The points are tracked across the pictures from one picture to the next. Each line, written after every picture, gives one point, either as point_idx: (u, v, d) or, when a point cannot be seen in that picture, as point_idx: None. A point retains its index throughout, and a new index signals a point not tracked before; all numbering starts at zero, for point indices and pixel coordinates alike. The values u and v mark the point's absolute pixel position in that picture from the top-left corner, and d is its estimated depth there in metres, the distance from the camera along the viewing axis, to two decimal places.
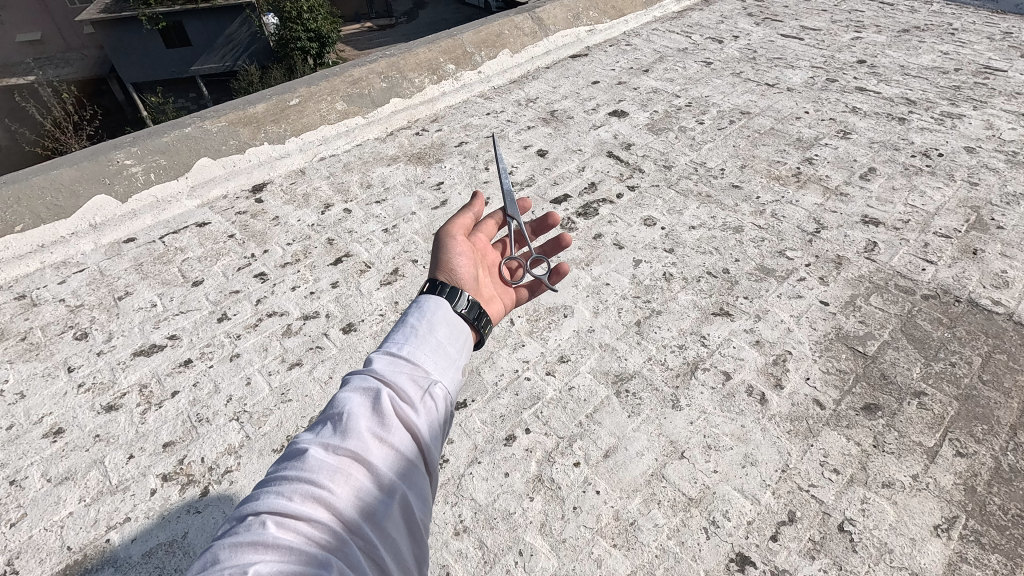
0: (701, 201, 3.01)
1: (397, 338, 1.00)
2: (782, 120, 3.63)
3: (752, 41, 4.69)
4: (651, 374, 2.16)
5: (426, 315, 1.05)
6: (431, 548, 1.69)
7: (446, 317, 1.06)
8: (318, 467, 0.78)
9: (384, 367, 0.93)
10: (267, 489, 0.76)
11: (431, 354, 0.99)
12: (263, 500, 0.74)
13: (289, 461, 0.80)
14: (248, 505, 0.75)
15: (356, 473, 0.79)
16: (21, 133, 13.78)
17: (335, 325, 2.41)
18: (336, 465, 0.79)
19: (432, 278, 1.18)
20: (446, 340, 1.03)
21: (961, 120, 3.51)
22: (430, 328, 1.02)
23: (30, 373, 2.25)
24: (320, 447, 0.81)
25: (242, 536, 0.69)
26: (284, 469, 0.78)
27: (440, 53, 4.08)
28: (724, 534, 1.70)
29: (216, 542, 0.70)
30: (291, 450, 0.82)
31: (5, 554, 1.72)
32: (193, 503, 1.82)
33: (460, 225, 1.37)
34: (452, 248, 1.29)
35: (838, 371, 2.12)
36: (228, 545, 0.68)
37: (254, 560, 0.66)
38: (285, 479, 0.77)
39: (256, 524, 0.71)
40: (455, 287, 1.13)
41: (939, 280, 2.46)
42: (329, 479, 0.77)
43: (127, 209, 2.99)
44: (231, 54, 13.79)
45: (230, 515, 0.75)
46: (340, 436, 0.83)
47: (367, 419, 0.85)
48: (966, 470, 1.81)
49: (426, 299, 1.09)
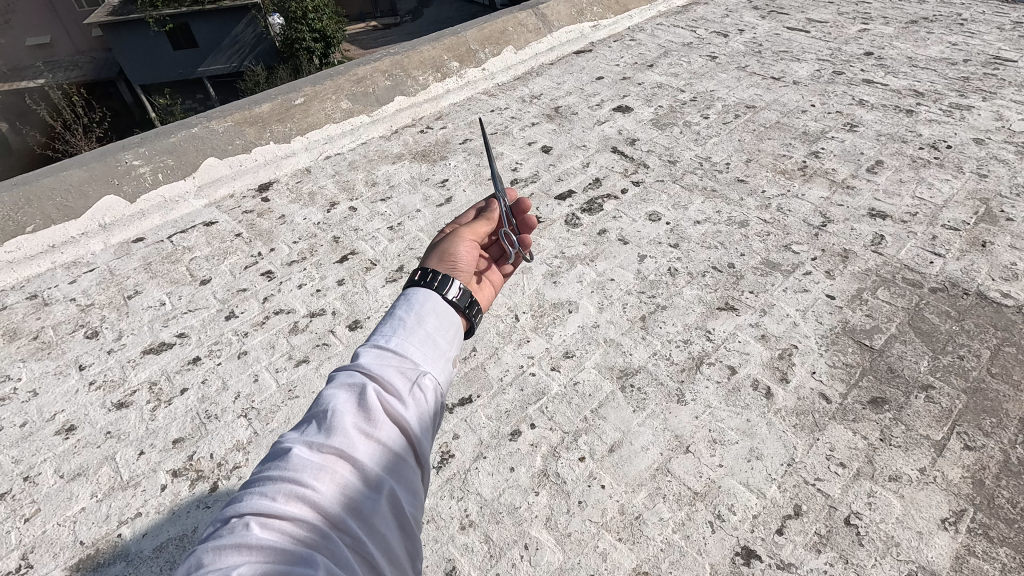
0: (706, 195, 3.00)
1: (385, 330, 1.00)
2: (788, 113, 3.61)
3: (757, 34, 4.66)
4: (656, 369, 2.16)
5: (415, 306, 1.04)
6: (438, 543, 1.71)
7: (436, 307, 1.05)
8: (302, 466, 0.79)
9: (372, 361, 0.94)
10: (250, 489, 0.77)
11: (420, 345, 0.99)
12: (246, 500, 0.75)
13: (274, 461, 0.81)
14: (233, 506, 0.75)
15: (341, 469, 0.80)
16: (31, 135, 13.92)
17: (341, 322, 2.43)
18: (320, 463, 0.80)
19: (426, 266, 1.16)
20: (436, 331, 1.02)
21: (969, 112, 3.47)
22: (419, 319, 1.02)
23: (42, 371, 2.29)
24: (303, 446, 0.82)
25: (225, 539, 0.70)
26: (268, 468, 0.79)
27: (445, 51, 4.08)
28: (729, 528, 1.70)
29: (200, 546, 0.71)
30: (276, 449, 0.84)
31: (20, 549, 1.75)
32: (202, 499, 1.84)
33: (470, 231, 1.30)
34: (455, 251, 1.22)
35: (845, 365, 2.11)
36: (211, 549, 0.69)
37: (238, 562, 0.67)
38: (270, 480, 0.77)
39: (239, 525, 0.72)
40: (446, 275, 1.11)
41: (948, 273, 2.44)
42: (314, 478, 0.78)
43: (135, 210, 3.03)
44: (238, 55, 13.95)
45: (215, 518, 0.75)
46: (324, 434, 0.84)
47: (350, 416, 0.86)
48: (975, 464, 1.80)
49: (414, 289, 1.08)
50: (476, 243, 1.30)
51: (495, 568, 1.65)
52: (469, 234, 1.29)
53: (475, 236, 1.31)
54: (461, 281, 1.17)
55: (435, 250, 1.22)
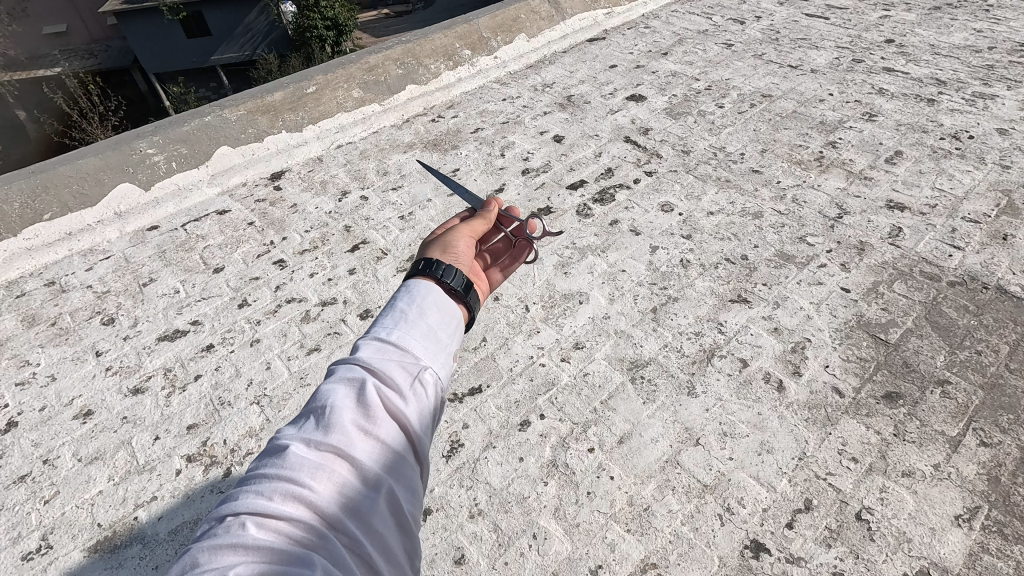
0: (720, 185, 2.96)
1: (386, 322, 1.00)
2: (805, 103, 3.54)
3: (774, 21, 4.57)
4: (666, 361, 2.15)
5: (417, 299, 1.04)
6: (445, 531, 1.72)
7: (437, 299, 1.05)
8: (298, 465, 0.78)
9: (371, 356, 0.94)
10: (246, 487, 0.77)
11: (421, 339, 0.98)
12: (242, 499, 0.75)
13: (271, 458, 0.81)
14: (229, 504, 0.75)
15: (338, 469, 0.80)
16: (47, 123, 14.06)
17: (352, 311, 2.45)
18: (318, 461, 0.80)
19: (427, 257, 1.16)
20: (437, 324, 1.02)
21: (993, 101, 3.39)
22: (420, 312, 1.02)
23: (60, 357, 2.33)
24: (301, 444, 0.82)
25: (221, 538, 0.70)
26: (264, 466, 0.79)
27: (456, 39, 4.05)
28: (738, 521, 1.69)
29: (194, 544, 0.71)
30: (272, 446, 0.83)
31: (40, 530, 1.79)
32: (216, 484, 1.87)
33: (469, 227, 1.30)
34: (455, 244, 1.23)
35: (859, 359, 2.08)
36: (206, 548, 0.69)
37: (235, 562, 0.67)
38: (266, 479, 0.77)
39: (235, 525, 0.72)
40: (449, 264, 1.11)
41: (967, 266, 2.39)
42: (311, 477, 0.78)
43: (149, 198, 3.05)
44: (251, 44, 14.02)
45: (210, 516, 0.75)
46: (322, 431, 0.84)
47: (348, 413, 0.86)
48: (990, 461, 1.77)
49: (415, 280, 1.08)
50: (473, 240, 1.30)
51: (503, 557, 1.66)
52: (467, 229, 1.30)
53: (472, 233, 1.30)
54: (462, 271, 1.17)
55: (436, 242, 1.23)
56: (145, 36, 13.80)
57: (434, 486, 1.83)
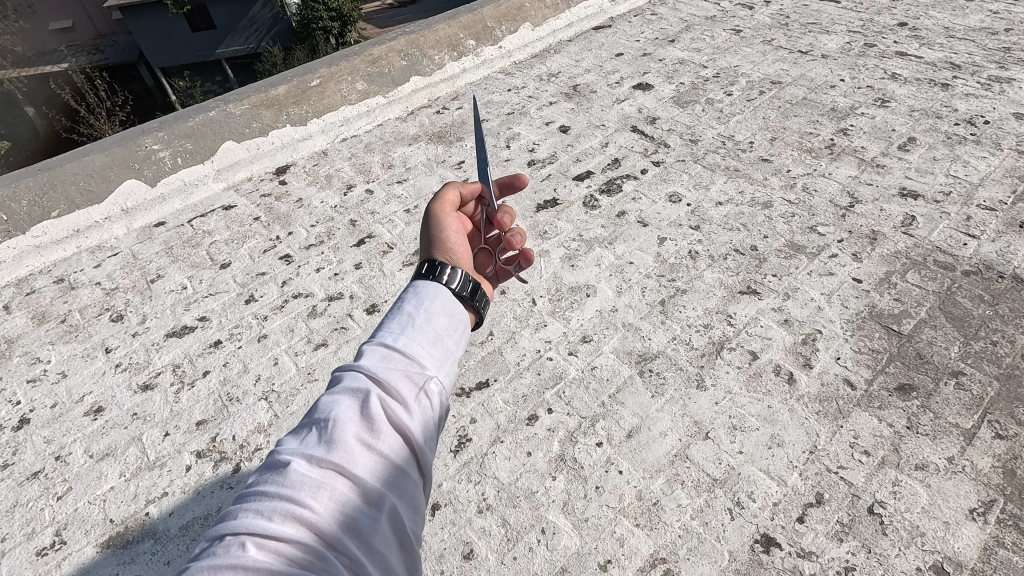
0: (728, 175, 2.92)
1: (392, 327, 0.99)
2: (815, 89, 3.47)
3: (785, 5, 4.49)
4: (675, 354, 2.13)
5: (424, 304, 1.03)
6: (454, 527, 1.72)
7: (444, 304, 1.04)
8: (300, 484, 0.77)
9: (376, 364, 0.93)
10: (246, 505, 0.75)
11: (426, 347, 0.97)
12: (241, 518, 0.74)
13: (271, 474, 0.80)
14: (229, 521, 0.74)
15: (339, 486, 0.79)
16: (54, 117, 14.11)
17: (358, 306, 2.44)
18: (319, 479, 0.78)
19: (430, 258, 1.15)
20: (444, 330, 1.01)
21: (1010, 85, 3.31)
22: (426, 318, 1.00)
23: (71, 354, 2.34)
24: (301, 460, 0.81)
25: (220, 558, 0.69)
26: (264, 483, 0.78)
27: (460, 29, 3.98)
28: (749, 515, 1.68)
29: (193, 563, 0.69)
30: (273, 461, 0.82)
31: (53, 526, 1.81)
32: (225, 479, 1.88)
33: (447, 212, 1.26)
34: (446, 238, 1.20)
35: (871, 350, 2.05)
36: (205, 567, 0.68)
37: None
38: (265, 497, 0.76)
39: (234, 545, 0.71)
40: (452, 266, 1.11)
41: (982, 255, 2.35)
42: (311, 496, 0.76)
43: (156, 194, 3.05)
44: (254, 36, 14.01)
45: (208, 534, 0.74)
46: (323, 446, 0.82)
47: (351, 426, 0.85)
48: (1006, 453, 1.75)
49: (422, 283, 1.07)
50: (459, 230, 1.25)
51: (512, 552, 1.66)
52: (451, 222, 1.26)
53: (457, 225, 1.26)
54: (466, 271, 1.16)
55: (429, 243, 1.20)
56: (149, 30, 13.81)
57: (442, 481, 1.83)
